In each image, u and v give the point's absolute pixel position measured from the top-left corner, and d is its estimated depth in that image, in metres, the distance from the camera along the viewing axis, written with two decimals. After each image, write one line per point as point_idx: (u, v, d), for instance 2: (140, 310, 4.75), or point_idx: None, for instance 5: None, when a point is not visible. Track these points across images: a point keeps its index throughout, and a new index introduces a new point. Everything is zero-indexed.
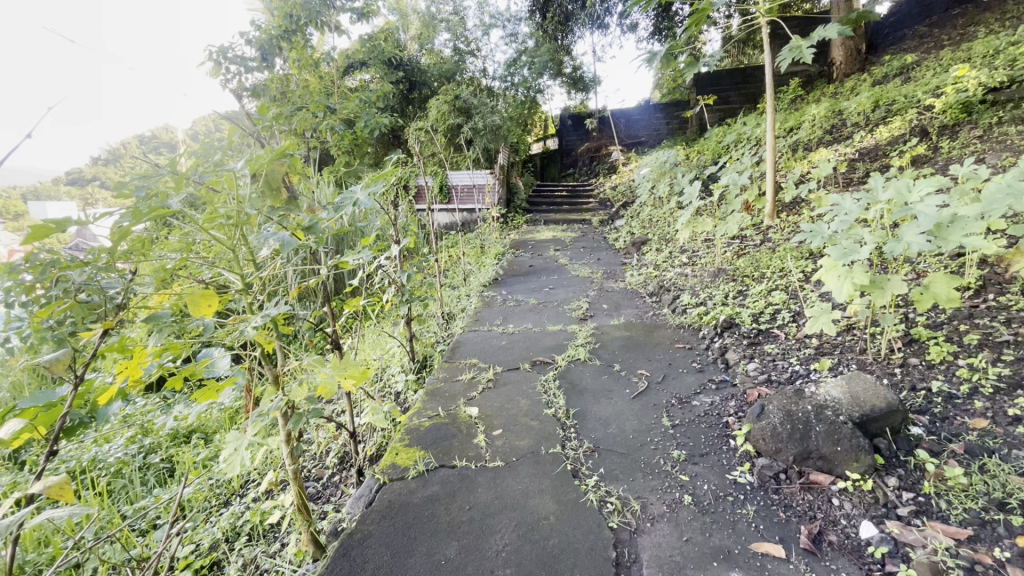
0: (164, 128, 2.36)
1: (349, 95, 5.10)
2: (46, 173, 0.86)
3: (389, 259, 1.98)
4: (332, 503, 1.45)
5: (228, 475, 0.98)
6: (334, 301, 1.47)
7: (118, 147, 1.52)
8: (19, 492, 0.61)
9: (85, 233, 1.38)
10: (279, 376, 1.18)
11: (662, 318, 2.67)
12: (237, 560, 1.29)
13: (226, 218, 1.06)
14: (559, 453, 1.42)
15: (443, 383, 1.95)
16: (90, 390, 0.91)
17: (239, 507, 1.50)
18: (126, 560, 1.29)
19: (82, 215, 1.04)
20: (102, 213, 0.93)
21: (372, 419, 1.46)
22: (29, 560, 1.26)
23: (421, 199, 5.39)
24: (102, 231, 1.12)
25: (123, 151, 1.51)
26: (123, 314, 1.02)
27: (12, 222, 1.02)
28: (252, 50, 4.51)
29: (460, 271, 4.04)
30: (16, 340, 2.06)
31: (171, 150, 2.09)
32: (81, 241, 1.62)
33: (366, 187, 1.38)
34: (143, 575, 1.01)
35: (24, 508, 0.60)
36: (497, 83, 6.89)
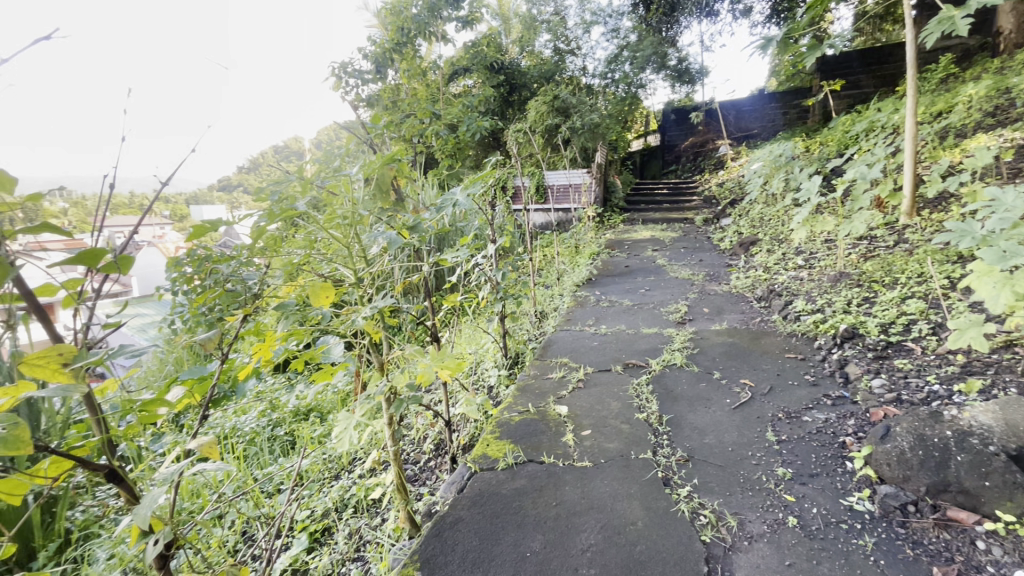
0: (294, 138, 2.66)
1: (452, 101, 5.39)
2: (203, 181, 1.03)
3: (486, 257, 2.05)
4: (427, 486, 1.54)
5: (339, 450, 1.08)
6: (434, 296, 1.55)
7: (258, 157, 1.75)
8: (180, 447, 0.73)
9: (231, 232, 1.60)
10: (384, 364, 1.27)
11: (770, 325, 2.47)
12: (345, 528, 1.42)
13: (343, 218, 1.18)
14: (650, 460, 1.38)
15: (534, 379, 1.98)
16: (233, 366, 1.05)
17: (347, 481, 1.65)
18: (257, 517, 1.48)
19: (230, 216, 1.21)
20: (245, 214, 1.07)
21: (466, 410, 1.53)
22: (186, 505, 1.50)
23: (517, 199, 5.51)
24: (245, 231, 1.29)
25: (262, 160, 1.74)
26: (259, 302, 1.16)
27: (177, 222, 1.22)
28: (368, 63, 4.99)
29: (553, 270, 4.07)
30: (179, 322, 2.45)
31: (299, 158, 2.35)
32: (229, 240, 1.89)
33: (466, 189, 1.44)
34: (269, 530, 1.16)
35: (184, 459, 0.71)
36: (597, 81, 6.83)
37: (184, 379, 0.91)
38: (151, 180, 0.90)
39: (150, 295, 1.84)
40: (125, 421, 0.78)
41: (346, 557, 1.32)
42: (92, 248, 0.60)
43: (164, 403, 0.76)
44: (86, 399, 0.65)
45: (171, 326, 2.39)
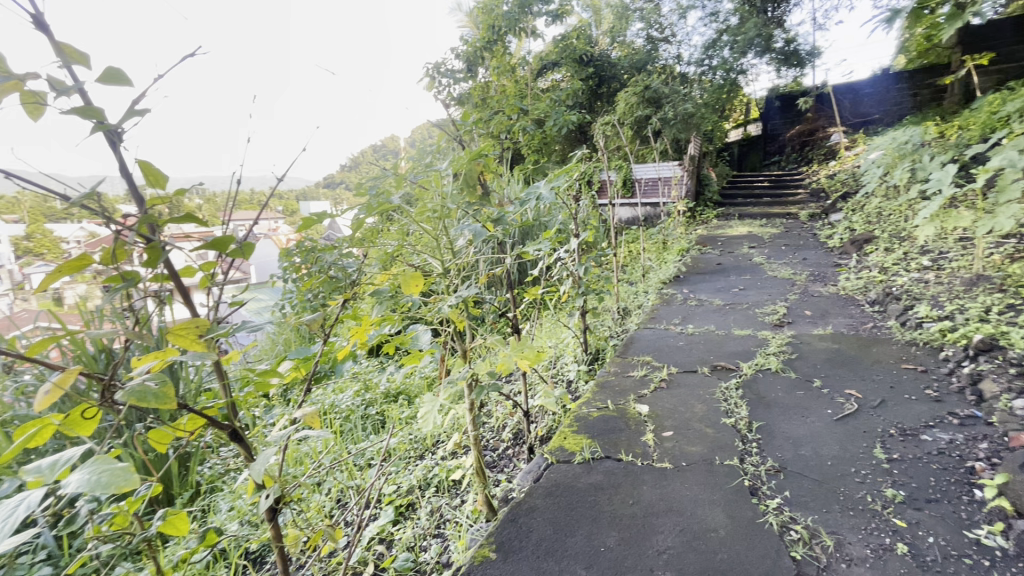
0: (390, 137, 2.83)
1: (540, 96, 5.42)
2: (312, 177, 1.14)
3: (568, 251, 2.05)
4: (505, 473, 1.58)
5: (423, 430, 1.14)
6: (516, 289, 1.58)
7: (359, 155, 1.88)
8: (288, 415, 0.82)
9: (333, 224, 1.75)
10: (467, 351, 1.32)
11: (885, 332, 2.22)
12: (427, 505, 1.50)
13: (433, 212, 1.24)
14: (736, 467, 1.31)
15: (615, 376, 1.95)
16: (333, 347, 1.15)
17: (430, 461, 1.74)
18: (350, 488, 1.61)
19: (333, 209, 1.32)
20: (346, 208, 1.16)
21: (544, 402, 1.54)
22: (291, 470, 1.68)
23: (603, 193, 5.42)
24: (346, 224, 1.40)
25: (362, 158, 1.88)
26: (357, 288, 1.25)
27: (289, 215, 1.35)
28: (460, 62, 5.18)
29: (639, 266, 3.96)
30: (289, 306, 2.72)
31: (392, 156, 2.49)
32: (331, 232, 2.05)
33: (551, 182, 1.45)
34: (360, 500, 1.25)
35: (291, 426, 0.80)
36: (692, 69, 6.48)
37: (292, 356, 1.01)
38: (269, 175, 1.01)
39: (264, 282, 2.06)
40: (244, 387, 0.88)
41: (428, 533, 1.40)
42: (224, 235, 0.69)
43: (276, 374, 0.85)
44: (216, 367, 0.74)
45: (282, 309, 2.66)
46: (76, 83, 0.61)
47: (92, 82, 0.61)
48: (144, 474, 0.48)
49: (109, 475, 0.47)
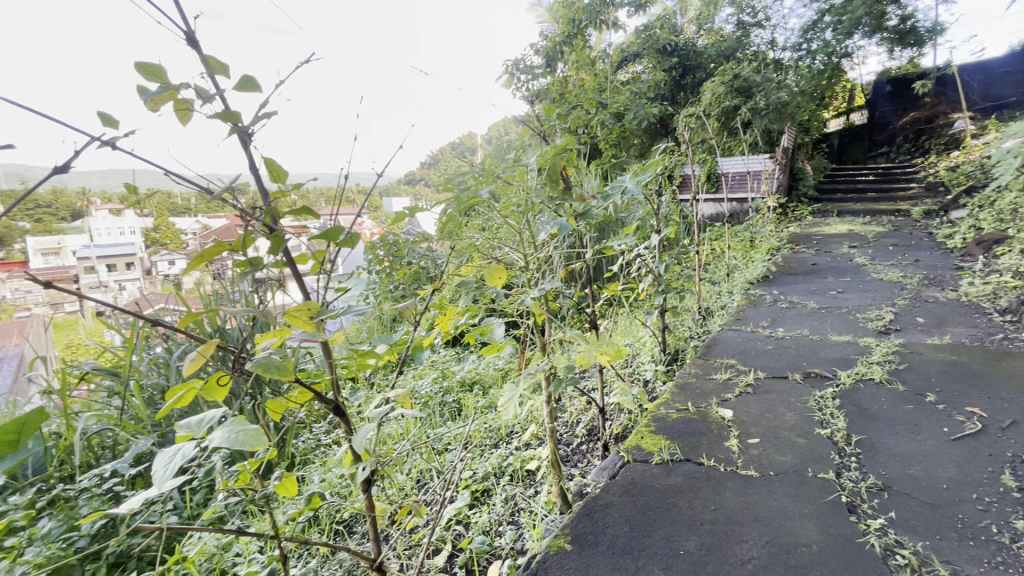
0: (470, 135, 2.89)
1: (620, 89, 5.31)
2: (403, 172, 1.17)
3: (649, 248, 2.00)
4: (579, 468, 1.58)
5: (503, 418, 1.18)
6: (596, 284, 1.58)
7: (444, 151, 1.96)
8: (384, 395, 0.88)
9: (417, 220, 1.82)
10: (546, 344, 1.34)
11: (1018, 345, 1.95)
12: (502, 492, 1.54)
13: (518, 207, 1.28)
14: (832, 481, 1.22)
15: (695, 378, 1.88)
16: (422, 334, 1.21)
17: (505, 451, 1.78)
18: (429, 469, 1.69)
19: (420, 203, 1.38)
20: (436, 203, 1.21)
21: (621, 399, 1.53)
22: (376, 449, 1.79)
23: (684, 188, 5.21)
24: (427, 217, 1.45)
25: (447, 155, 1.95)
26: (443, 280, 1.31)
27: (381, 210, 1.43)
28: (540, 58, 5.22)
29: (722, 265, 3.77)
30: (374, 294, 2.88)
31: (473, 153, 2.55)
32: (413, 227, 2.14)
33: (636, 176, 1.43)
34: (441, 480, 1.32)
35: (386, 405, 0.86)
36: (787, 54, 6.05)
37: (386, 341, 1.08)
38: (370, 171, 1.11)
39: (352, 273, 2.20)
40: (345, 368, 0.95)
41: (503, 519, 1.44)
42: (334, 227, 0.76)
43: (373, 357, 0.91)
44: (324, 347, 0.81)
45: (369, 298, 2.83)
46: (218, 91, 0.70)
47: (231, 88, 0.70)
48: (272, 437, 0.53)
49: (244, 434, 0.53)
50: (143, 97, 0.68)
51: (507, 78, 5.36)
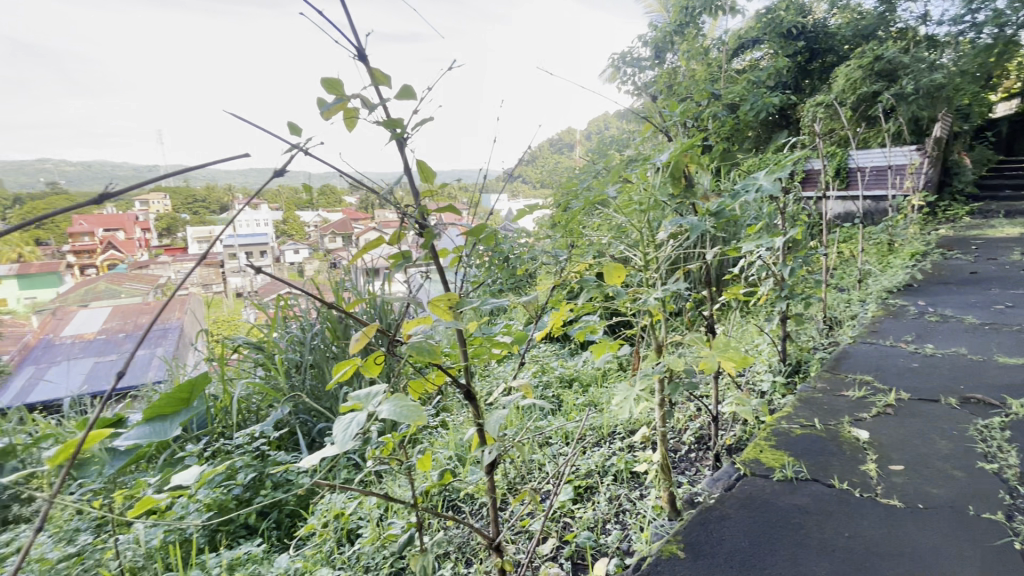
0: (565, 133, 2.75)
1: (736, 78, 4.97)
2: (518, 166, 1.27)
3: (772, 249, 1.86)
4: (687, 476, 1.53)
5: (619, 417, 1.18)
6: (715, 286, 1.51)
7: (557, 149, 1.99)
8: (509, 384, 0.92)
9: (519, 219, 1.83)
10: (662, 346, 1.31)
11: None
12: (605, 491, 1.54)
13: (639, 205, 1.27)
14: (1001, 524, 1.05)
15: (822, 393, 1.72)
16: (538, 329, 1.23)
17: (608, 450, 1.77)
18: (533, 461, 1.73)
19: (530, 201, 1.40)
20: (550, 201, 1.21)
21: (739, 409, 1.45)
22: None
23: (808, 184, 4.75)
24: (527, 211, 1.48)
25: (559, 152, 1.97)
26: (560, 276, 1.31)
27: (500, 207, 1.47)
28: (648, 50, 5.06)
29: (853, 271, 3.39)
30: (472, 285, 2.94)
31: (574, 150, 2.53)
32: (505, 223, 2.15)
33: (770, 174, 1.35)
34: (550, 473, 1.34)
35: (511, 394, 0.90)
36: (943, 29, 5.08)
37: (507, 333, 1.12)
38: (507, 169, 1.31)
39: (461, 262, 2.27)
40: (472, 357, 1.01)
41: (608, 518, 1.43)
42: (476, 223, 0.82)
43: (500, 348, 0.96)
44: (459, 336, 0.87)
45: None
46: (382, 99, 0.78)
47: (393, 97, 0.78)
48: (429, 413, 0.59)
49: (406, 409, 0.60)
50: (321, 108, 0.78)
51: (612, 72, 5.25)
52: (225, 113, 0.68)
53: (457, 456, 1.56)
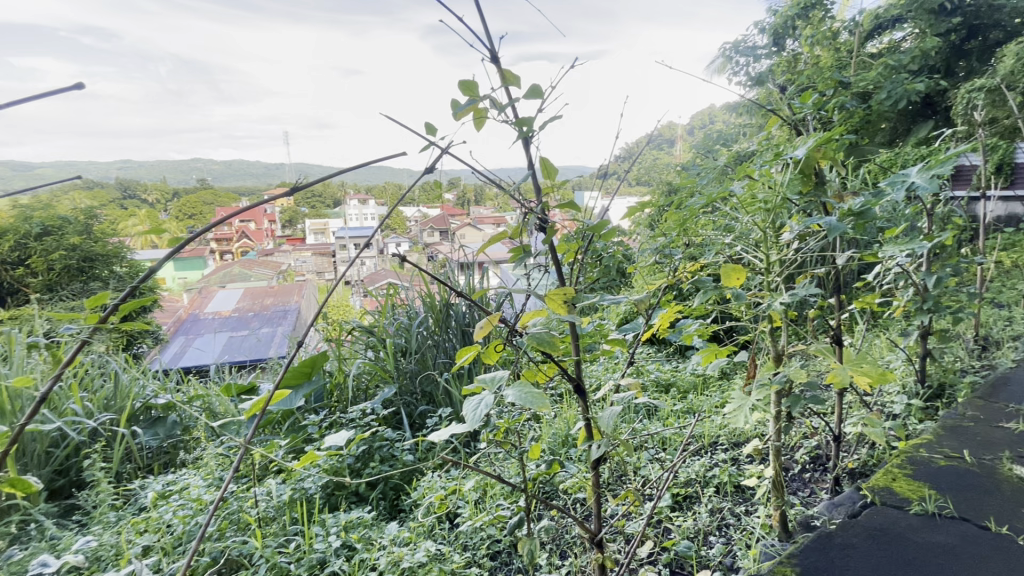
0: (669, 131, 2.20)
1: (871, 63, 4.43)
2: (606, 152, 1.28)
3: (915, 256, 1.65)
4: (801, 497, 1.41)
5: (732, 426, 1.11)
6: (845, 293, 1.38)
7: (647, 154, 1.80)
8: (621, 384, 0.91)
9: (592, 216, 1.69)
10: (781, 355, 1.22)
11: None
12: (706, 502, 1.48)
13: (765, 203, 1.20)
14: None
15: (974, 423, 1.50)
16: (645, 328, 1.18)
17: (709, 460, 1.69)
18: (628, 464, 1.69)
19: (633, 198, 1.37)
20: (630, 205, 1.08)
21: (868, 430, 1.31)
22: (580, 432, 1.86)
23: (959, 181, 4.12)
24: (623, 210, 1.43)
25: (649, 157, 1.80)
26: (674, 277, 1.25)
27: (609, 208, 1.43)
28: (766, 37, 4.67)
29: (1016, 284, 2.89)
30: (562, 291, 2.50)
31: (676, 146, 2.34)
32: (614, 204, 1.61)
33: (922, 170, 1.20)
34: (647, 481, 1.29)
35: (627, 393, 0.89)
36: None
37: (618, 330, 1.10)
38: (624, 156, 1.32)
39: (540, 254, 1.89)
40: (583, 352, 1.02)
41: (710, 530, 1.38)
42: (597, 218, 0.82)
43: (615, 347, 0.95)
44: (573, 331, 0.88)
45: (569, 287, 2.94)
46: (512, 99, 0.81)
47: (522, 96, 0.81)
48: (552, 402, 0.62)
49: (530, 396, 0.63)
50: (454, 109, 0.82)
51: (723, 62, 4.85)
52: (381, 115, 0.81)
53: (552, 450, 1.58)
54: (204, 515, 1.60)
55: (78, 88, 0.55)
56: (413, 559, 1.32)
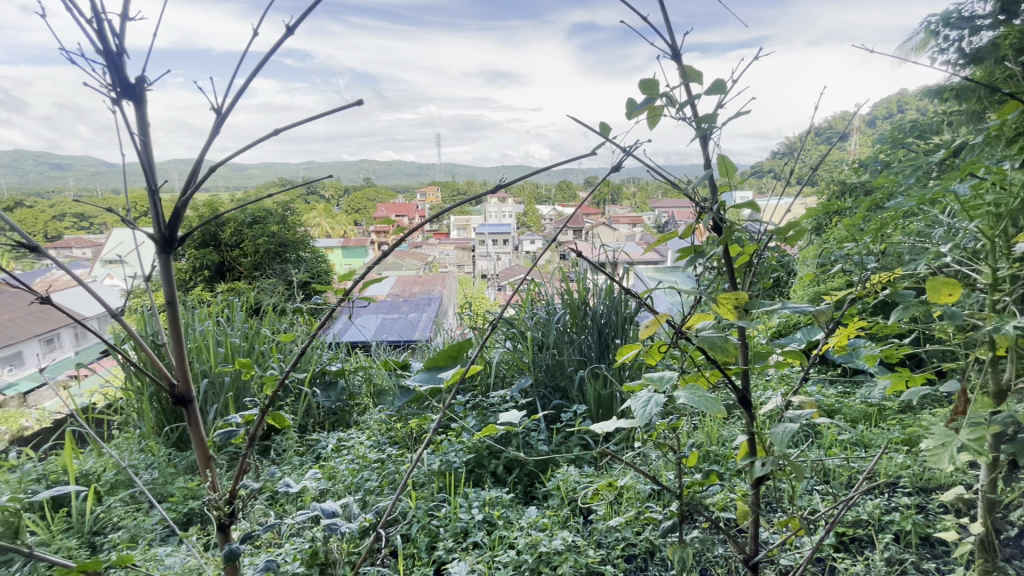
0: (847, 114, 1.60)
1: None
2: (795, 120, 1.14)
3: None
4: (1019, 568, 1.16)
5: (935, 465, 0.91)
6: None
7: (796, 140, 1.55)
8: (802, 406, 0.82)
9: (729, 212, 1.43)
10: (1004, 391, 1.02)
11: None
12: (883, 549, 1.29)
13: (993, 207, 0.99)
14: None
15: None
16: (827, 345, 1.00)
17: (887, 502, 1.46)
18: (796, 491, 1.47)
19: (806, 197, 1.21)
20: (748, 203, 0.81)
21: None
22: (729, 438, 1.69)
23: None
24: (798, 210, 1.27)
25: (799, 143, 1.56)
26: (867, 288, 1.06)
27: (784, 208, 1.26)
28: None
29: None
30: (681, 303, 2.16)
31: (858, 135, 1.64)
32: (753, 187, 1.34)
33: None
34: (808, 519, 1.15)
35: (805, 412, 0.81)
36: None
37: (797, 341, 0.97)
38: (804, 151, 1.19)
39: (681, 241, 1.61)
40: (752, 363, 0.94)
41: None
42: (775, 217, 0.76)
43: (794, 361, 0.87)
44: (741, 338, 0.84)
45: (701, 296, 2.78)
46: (692, 96, 0.79)
47: (703, 93, 0.78)
48: (727, 408, 0.63)
49: (703, 401, 0.64)
50: (630, 109, 0.82)
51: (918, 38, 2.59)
52: (565, 116, 0.86)
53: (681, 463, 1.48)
54: (369, 472, 1.84)
55: (360, 103, 0.76)
56: (550, 545, 1.37)
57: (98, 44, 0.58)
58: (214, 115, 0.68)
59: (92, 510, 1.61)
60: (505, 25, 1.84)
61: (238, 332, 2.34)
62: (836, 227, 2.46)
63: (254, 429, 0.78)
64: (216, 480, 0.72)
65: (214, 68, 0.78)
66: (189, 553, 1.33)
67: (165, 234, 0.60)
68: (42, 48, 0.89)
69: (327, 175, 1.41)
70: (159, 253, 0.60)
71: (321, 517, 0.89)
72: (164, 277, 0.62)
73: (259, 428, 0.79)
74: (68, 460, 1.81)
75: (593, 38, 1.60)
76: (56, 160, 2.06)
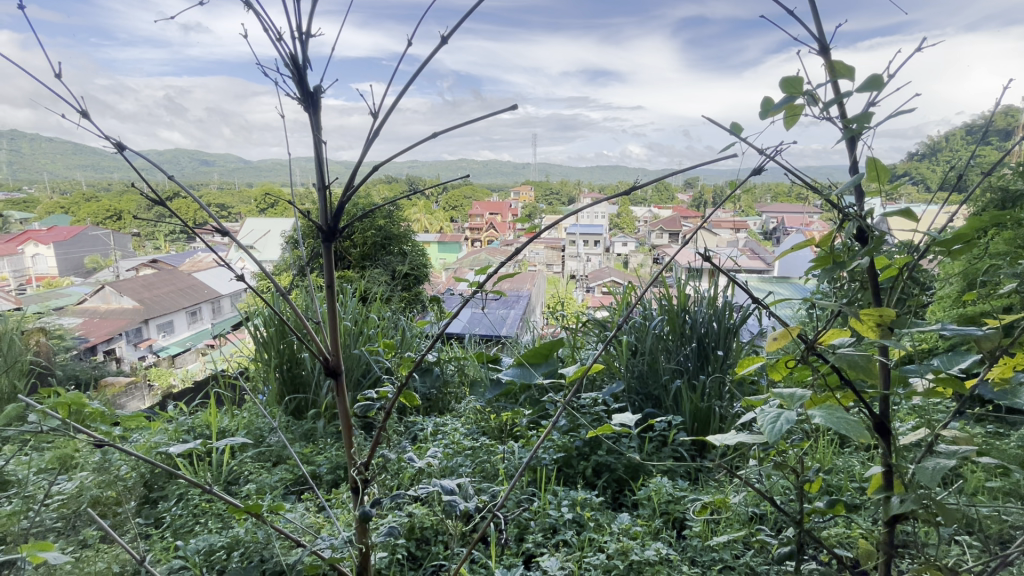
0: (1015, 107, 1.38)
1: None
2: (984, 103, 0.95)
3: None
4: None
5: None
6: None
7: (947, 139, 1.37)
8: (965, 443, 0.70)
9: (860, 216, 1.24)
10: None
11: None
12: None
13: None
14: None
15: None
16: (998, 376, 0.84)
17: None
18: (943, 538, 1.27)
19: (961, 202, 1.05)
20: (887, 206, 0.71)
21: None
22: (850, 467, 1.53)
23: None
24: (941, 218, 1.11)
25: (946, 142, 1.38)
26: None
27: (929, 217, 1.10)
28: None
29: None
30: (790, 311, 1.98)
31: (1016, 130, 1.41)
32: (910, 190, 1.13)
33: None
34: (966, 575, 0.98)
35: (966, 447, 0.70)
36: None
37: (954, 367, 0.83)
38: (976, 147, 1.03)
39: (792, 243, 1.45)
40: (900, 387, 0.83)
41: None
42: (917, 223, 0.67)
43: (959, 388, 0.75)
44: (886, 358, 0.75)
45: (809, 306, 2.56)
46: (840, 93, 0.72)
47: (853, 90, 0.71)
48: (875, 435, 0.58)
49: (846, 423, 0.60)
50: (765, 109, 0.77)
51: None
52: (699, 116, 0.83)
53: (794, 489, 1.37)
54: (462, 457, 1.91)
55: (514, 107, 0.70)
56: (643, 555, 1.34)
57: (287, 60, 0.67)
58: (373, 118, 0.74)
59: (230, 462, 1.86)
60: (611, 23, 1.83)
61: (351, 315, 2.52)
62: (994, 239, 2.11)
63: (390, 404, 0.84)
64: (357, 447, 0.81)
65: (366, 75, 0.85)
66: (307, 511, 1.48)
67: (328, 225, 0.68)
68: (208, 58, 1.02)
69: (438, 174, 1.49)
70: (323, 242, 0.68)
71: (440, 493, 0.94)
72: (326, 263, 0.70)
73: (394, 404, 0.84)
74: (211, 418, 2.08)
75: (705, 32, 1.54)
76: (207, 158, 2.38)
